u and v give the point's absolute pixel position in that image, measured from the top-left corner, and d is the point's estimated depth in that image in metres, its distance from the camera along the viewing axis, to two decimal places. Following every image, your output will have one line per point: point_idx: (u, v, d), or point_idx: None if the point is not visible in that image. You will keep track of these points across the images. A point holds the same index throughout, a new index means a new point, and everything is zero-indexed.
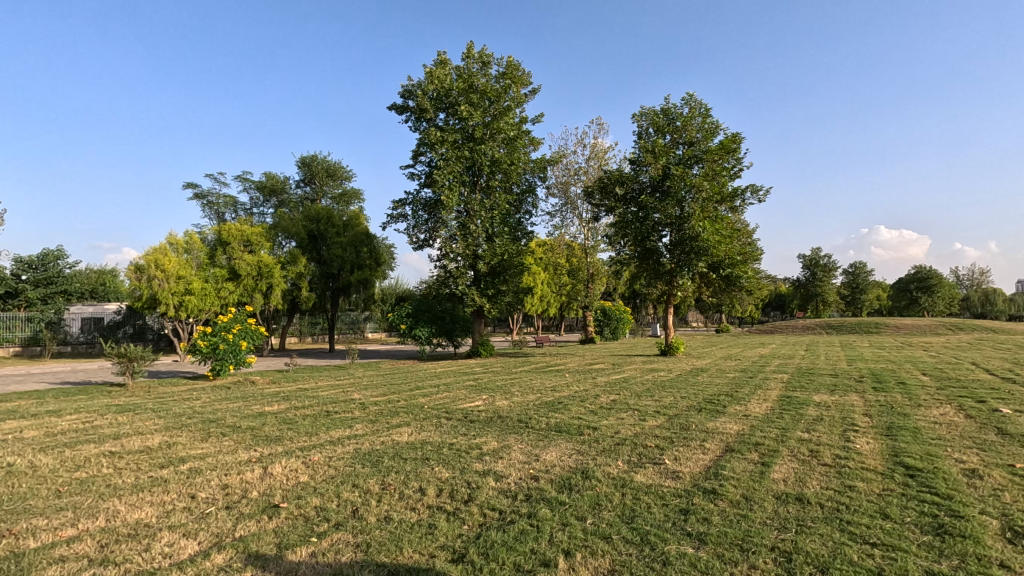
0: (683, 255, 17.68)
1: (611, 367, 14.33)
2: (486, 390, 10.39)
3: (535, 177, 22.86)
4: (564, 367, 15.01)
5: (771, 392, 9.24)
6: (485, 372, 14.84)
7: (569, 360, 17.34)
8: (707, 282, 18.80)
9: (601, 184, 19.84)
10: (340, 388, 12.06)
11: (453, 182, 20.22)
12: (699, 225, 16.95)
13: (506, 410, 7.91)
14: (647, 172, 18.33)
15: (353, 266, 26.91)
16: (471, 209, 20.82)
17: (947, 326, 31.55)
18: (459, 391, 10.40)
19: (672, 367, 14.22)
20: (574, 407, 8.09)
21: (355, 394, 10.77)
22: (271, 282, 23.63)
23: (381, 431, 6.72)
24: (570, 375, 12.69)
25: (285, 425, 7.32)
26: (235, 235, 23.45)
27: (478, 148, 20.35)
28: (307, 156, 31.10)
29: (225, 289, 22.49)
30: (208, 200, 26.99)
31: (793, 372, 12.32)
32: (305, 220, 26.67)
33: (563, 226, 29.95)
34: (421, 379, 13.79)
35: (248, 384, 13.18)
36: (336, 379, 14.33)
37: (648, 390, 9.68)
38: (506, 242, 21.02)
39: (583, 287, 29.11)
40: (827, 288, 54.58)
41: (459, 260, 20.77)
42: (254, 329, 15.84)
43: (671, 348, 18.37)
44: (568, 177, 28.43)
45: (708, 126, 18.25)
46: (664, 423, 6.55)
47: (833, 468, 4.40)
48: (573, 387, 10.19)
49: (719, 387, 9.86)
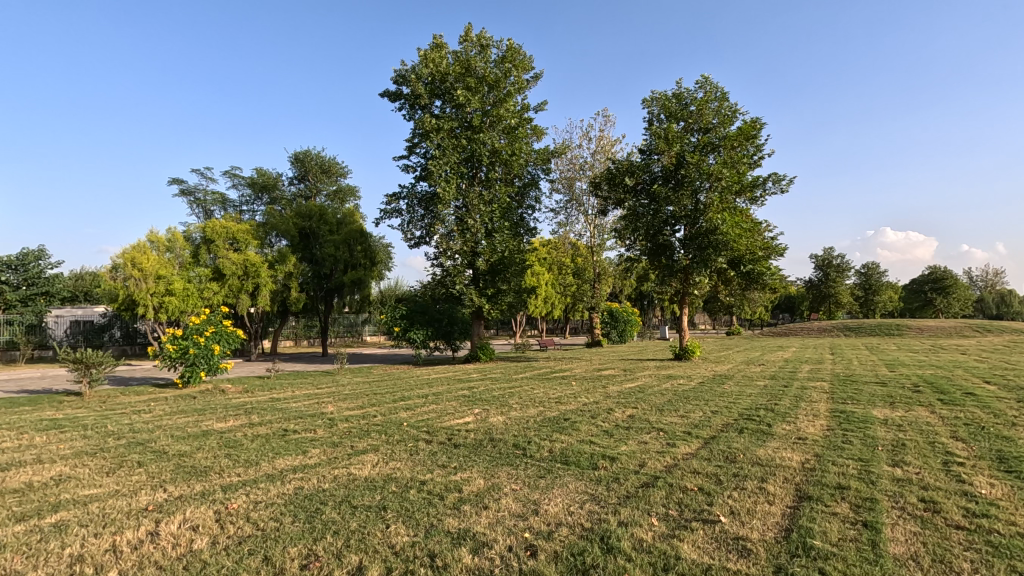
0: (699, 250, 16.23)
1: (622, 373, 12.85)
2: (479, 402, 8.95)
3: (538, 169, 21.44)
4: (570, 373, 13.53)
5: (818, 405, 7.75)
6: (483, 379, 13.38)
7: (575, 366, 15.88)
8: (725, 280, 17.32)
9: (608, 174, 18.40)
10: (317, 398, 10.63)
11: (449, 174, 18.90)
12: (716, 217, 15.52)
13: (500, 430, 6.45)
14: (660, 161, 16.91)
15: (347, 265, 25.59)
16: (469, 202, 19.44)
17: (975, 328, 29.80)
18: (449, 403, 8.97)
19: (691, 373, 12.75)
20: (584, 425, 6.60)
21: (329, 406, 9.39)
22: (258, 284, 22.03)
23: (341, 460, 5.27)
24: (577, 383, 11.24)
25: (225, 450, 5.89)
26: (220, 233, 21.86)
27: (476, 137, 19.00)
28: (301, 152, 29.85)
29: (209, 290, 21.23)
30: (195, 196, 25.83)
31: (832, 380, 10.80)
32: (296, 217, 25.37)
33: (568, 224, 28.55)
34: (412, 386, 12.35)
35: (216, 393, 11.82)
36: (318, 387, 12.91)
37: (669, 402, 8.19)
38: (507, 238, 19.61)
39: (588, 288, 27.66)
40: (840, 289, 52.94)
41: (456, 258, 19.37)
42: (230, 332, 14.46)
43: (687, 352, 16.91)
44: (572, 171, 27.08)
45: (726, 111, 16.84)
46: (701, 451, 5.08)
47: (980, 538, 2.94)
48: (580, 399, 8.73)
49: (753, 399, 8.36)
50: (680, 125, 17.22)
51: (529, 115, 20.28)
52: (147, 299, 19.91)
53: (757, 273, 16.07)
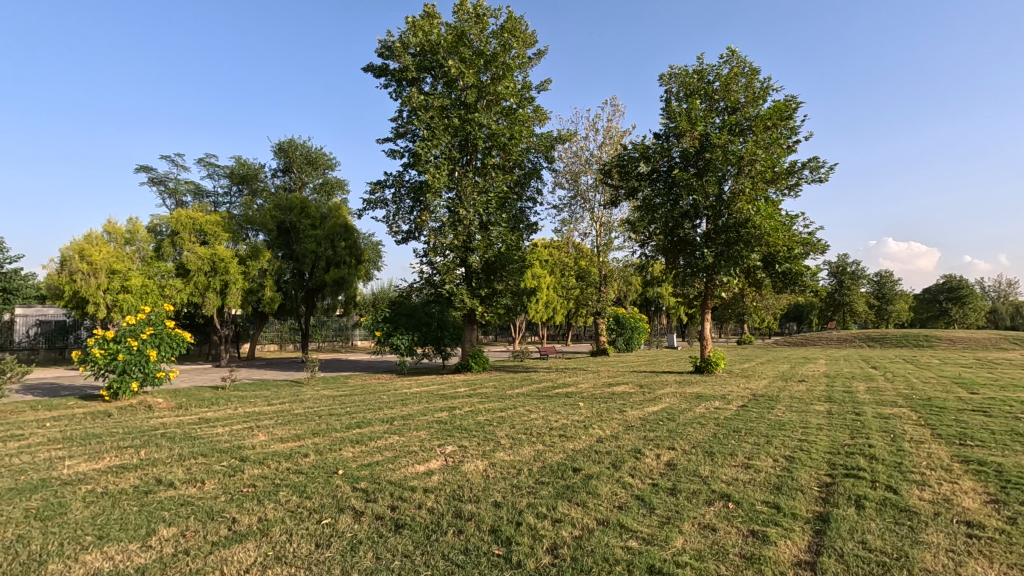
0: (727, 246, 13.95)
1: (641, 392, 10.55)
2: (458, 433, 6.69)
3: (540, 158, 19.26)
4: (576, 390, 11.29)
5: (935, 449, 5.44)
6: (472, 396, 11.14)
7: (581, 379, 13.61)
8: (753, 283, 15.10)
9: (619, 160, 16.22)
10: (255, 420, 8.38)
11: (439, 159, 16.85)
12: (747, 207, 13.33)
13: (476, 493, 4.17)
14: (679, 144, 14.75)
15: (330, 262, 23.45)
16: (461, 191, 17.20)
17: (1011, 340, 27.43)
18: (416, 434, 6.71)
19: (723, 391, 10.46)
20: (606, 485, 4.30)
21: (261, 433, 7.16)
22: (227, 282, 19.77)
23: (185, 565, 3.00)
24: (586, 404, 8.97)
25: (24, 526, 3.63)
26: (186, 224, 19.64)
27: (471, 117, 16.85)
28: (286, 141, 27.73)
29: (171, 287, 19.02)
30: (166, 185, 23.67)
31: (910, 405, 8.50)
32: (275, 209, 23.32)
33: (572, 222, 26.41)
34: (383, 405, 10.10)
35: (139, 411, 9.57)
36: (270, 403, 10.67)
37: (718, 440, 5.90)
38: (505, 232, 17.39)
39: (594, 292, 25.40)
40: (855, 296, 50.59)
41: (447, 254, 17.09)
42: (175, 336, 12.22)
43: (710, 365, 14.68)
44: (577, 164, 24.97)
45: (757, 87, 14.62)
46: (829, 562, 2.81)
47: None
48: (594, 432, 6.43)
49: (832, 437, 6.06)
50: (704, 104, 15.04)
51: (530, 95, 18.14)
52: (99, 296, 17.98)
53: (794, 274, 13.83)
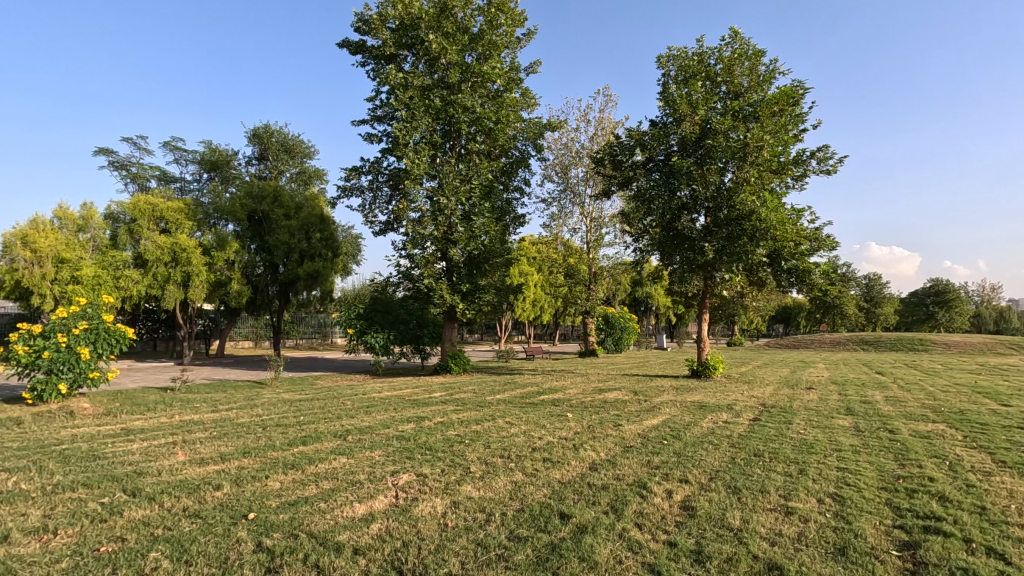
0: (728, 241, 12.87)
1: (635, 400, 9.43)
2: (420, 454, 5.50)
3: (528, 146, 18.08)
4: (564, 396, 10.14)
5: (1013, 485, 4.32)
6: (447, 402, 9.95)
7: (570, 384, 12.48)
8: (755, 280, 14.05)
9: (612, 148, 15.10)
10: (187, 432, 7.13)
11: (419, 144, 15.66)
12: (751, 198, 12.25)
13: (422, 561, 2.97)
14: (678, 130, 13.65)
15: (304, 255, 22.05)
16: (442, 178, 15.98)
17: (1008, 345, 26.77)
18: (369, 455, 5.50)
19: (728, 401, 9.38)
20: (604, 545, 3.12)
21: (183, 452, 5.90)
22: (190, 274, 18.32)
23: None
24: (575, 416, 7.83)
25: None
26: (145, 210, 18.10)
27: (454, 99, 15.64)
28: (261, 127, 26.29)
29: (126, 278, 17.58)
30: (128, 169, 22.14)
31: (944, 419, 7.42)
32: (246, 197, 21.91)
33: (561, 217, 25.29)
34: (344, 412, 8.88)
35: (58, 418, 8.24)
36: (216, 409, 9.39)
37: (739, 469, 4.75)
38: (489, 224, 16.06)
39: (583, 290, 24.31)
40: (845, 299, 50.14)
41: (426, 246, 15.84)
42: (115, 332, 10.84)
43: (706, 369, 13.69)
44: (567, 157, 23.87)
45: (762, 71, 13.55)
46: None
47: None
48: (585, 456, 5.27)
49: (878, 465, 4.93)
50: (705, 87, 13.96)
51: (518, 78, 16.97)
52: (45, 287, 16.63)
53: (801, 271, 12.75)
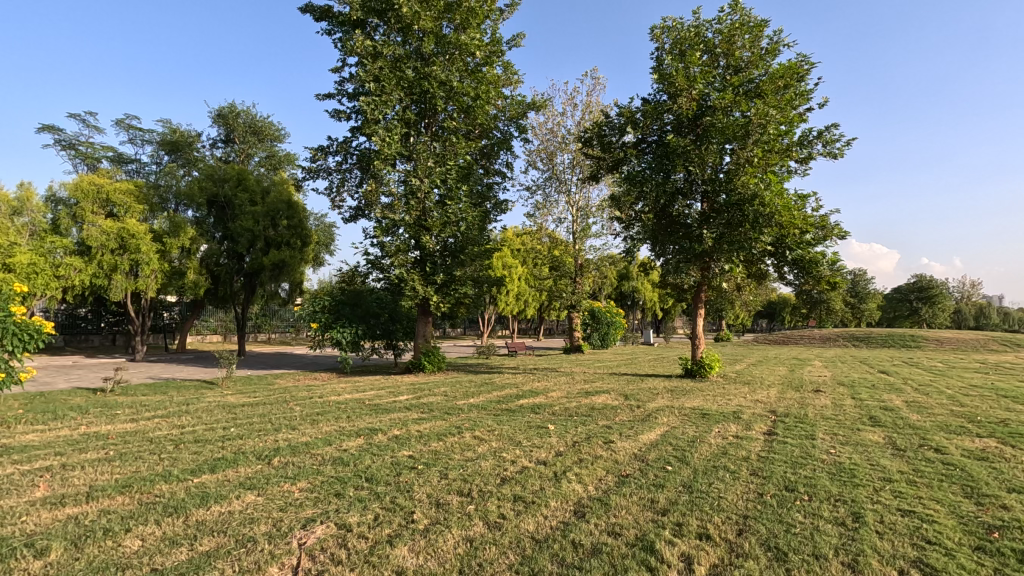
0: (727, 228, 11.72)
1: (627, 406, 8.24)
2: (356, 488, 4.24)
3: (510, 127, 16.76)
4: (546, 400, 8.93)
5: None
6: (411, 408, 8.66)
7: (554, 385, 11.27)
8: (755, 272, 12.93)
9: (600, 127, 13.86)
10: (78, 450, 5.77)
11: (391, 121, 14.34)
12: (753, 180, 11.09)
13: None
14: (673, 107, 12.45)
15: (269, 243, 20.53)
16: (416, 158, 14.62)
17: (1001, 342, 26.19)
18: (287, 490, 4.21)
19: (731, 407, 8.24)
20: None
21: (49, 483, 4.55)
22: (139, 262, 16.91)
23: None
24: (557, 428, 6.62)
25: None
26: (89, 192, 16.57)
27: (428, 71, 14.28)
28: (226, 107, 24.60)
29: (67, 267, 15.95)
30: (76, 147, 20.37)
31: (988, 431, 6.32)
32: (207, 180, 20.31)
33: (545, 206, 24.05)
34: (287, 422, 7.55)
35: None
36: (139, 417, 7.99)
37: (776, 515, 3.55)
38: (466, 209, 14.75)
39: (569, 283, 23.10)
40: (833, 295, 49.75)
41: (397, 232, 14.47)
42: (28, 327, 9.39)
43: (701, 369, 12.60)
44: (552, 142, 22.62)
45: (764, 44, 12.38)
46: None
47: None
48: (570, 492, 4.04)
49: (952, 505, 3.78)
50: (702, 60, 12.76)
51: (500, 52, 15.63)
52: None
53: (806, 262, 11.60)
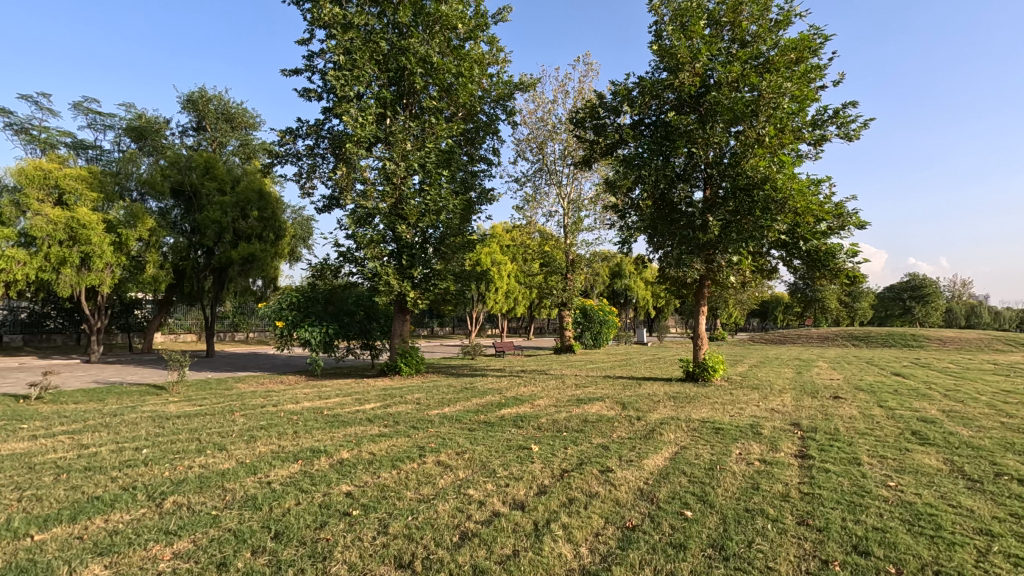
0: (734, 216, 10.59)
1: (627, 418, 7.06)
2: (254, 552, 3.03)
3: (496, 110, 15.52)
4: (532, 411, 7.72)
5: None
6: (375, 421, 7.43)
7: (542, 391, 10.08)
8: (762, 266, 11.81)
9: (594, 107, 12.68)
10: None
11: (365, 99, 13.07)
12: (763, 162, 9.95)
13: None
14: (674, 84, 11.29)
15: (239, 236, 19.17)
16: (392, 141, 13.35)
17: (1006, 342, 25.30)
18: (153, 557, 2.98)
19: (746, 419, 7.07)
20: None
21: None
22: (90, 255, 15.53)
23: None
24: (543, 448, 5.44)
25: None
26: (35, 177, 15.10)
27: (406, 45, 13.02)
28: (196, 92, 23.15)
29: (8, 259, 14.52)
30: (27, 131, 18.85)
31: None
32: (171, 167, 18.91)
33: (535, 199, 22.86)
34: (221, 439, 6.30)
35: None
36: (44, 433, 6.69)
37: None
38: (448, 196, 13.52)
39: (559, 279, 21.89)
40: (827, 293, 49.01)
41: (371, 222, 13.19)
42: None
43: (704, 372, 11.50)
44: (543, 131, 21.43)
45: (775, 13, 11.22)
46: None
47: None
48: (554, 562, 2.85)
49: None
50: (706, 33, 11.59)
51: (484, 28, 14.39)
52: None
53: (821, 255, 10.45)
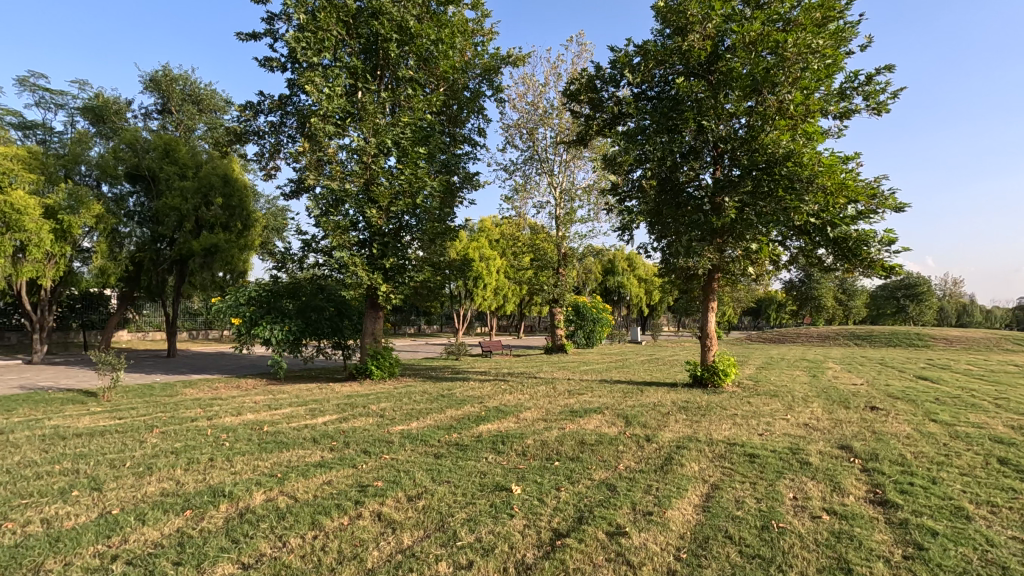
0: (750, 198, 9.23)
1: (635, 439, 5.64)
2: None
3: (480, 86, 14.03)
4: (516, 428, 6.29)
5: None
6: (320, 443, 5.95)
7: (530, 399, 8.67)
8: (780, 256, 10.44)
9: (590, 78, 11.25)
10: None
11: (331, 67, 11.55)
12: (787, 136, 8.61)
13: None
14: (682, 48, 9.88)
15: (200, 225, 17.56)
16: (362, 114, 11.84)
17: (1016, 342, 24.13)
18: None
19: (782, 440, 5.67)
20: None
21: None
22: (27, 244, 13.87)
23: None
24: (529, 489, 4.01)
25: None
26: None
27: (378, 7, 11.51)
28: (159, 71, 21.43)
29: None
30: None
31: None
32: (127, 149, 17.26)
33: (525, 188, 21.43)
34: (108, 472, 4.80)
35: None
36: None
37: None
38: (426, 177, 12.05)
39: (550, 274, 20.49)
40: (822, 291, 47.94)
41: (338, 206, 11.68)
42: None
43: (715, 376, 10.14)
44: (534, 115, 19.99)
45: None
46: None
47: None
48: None
49: None
50: None
51: None
52: None
53: (850, 243, 9.14)
